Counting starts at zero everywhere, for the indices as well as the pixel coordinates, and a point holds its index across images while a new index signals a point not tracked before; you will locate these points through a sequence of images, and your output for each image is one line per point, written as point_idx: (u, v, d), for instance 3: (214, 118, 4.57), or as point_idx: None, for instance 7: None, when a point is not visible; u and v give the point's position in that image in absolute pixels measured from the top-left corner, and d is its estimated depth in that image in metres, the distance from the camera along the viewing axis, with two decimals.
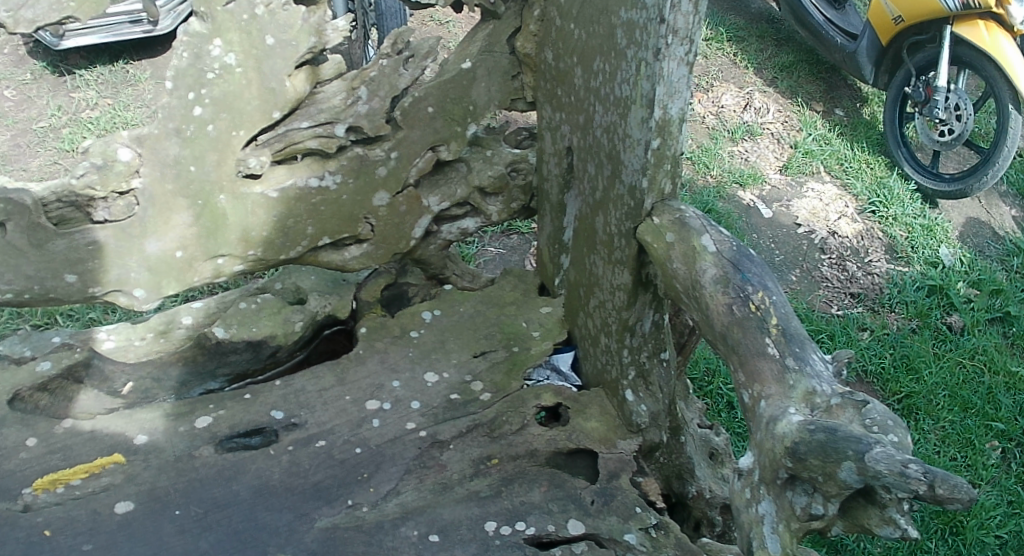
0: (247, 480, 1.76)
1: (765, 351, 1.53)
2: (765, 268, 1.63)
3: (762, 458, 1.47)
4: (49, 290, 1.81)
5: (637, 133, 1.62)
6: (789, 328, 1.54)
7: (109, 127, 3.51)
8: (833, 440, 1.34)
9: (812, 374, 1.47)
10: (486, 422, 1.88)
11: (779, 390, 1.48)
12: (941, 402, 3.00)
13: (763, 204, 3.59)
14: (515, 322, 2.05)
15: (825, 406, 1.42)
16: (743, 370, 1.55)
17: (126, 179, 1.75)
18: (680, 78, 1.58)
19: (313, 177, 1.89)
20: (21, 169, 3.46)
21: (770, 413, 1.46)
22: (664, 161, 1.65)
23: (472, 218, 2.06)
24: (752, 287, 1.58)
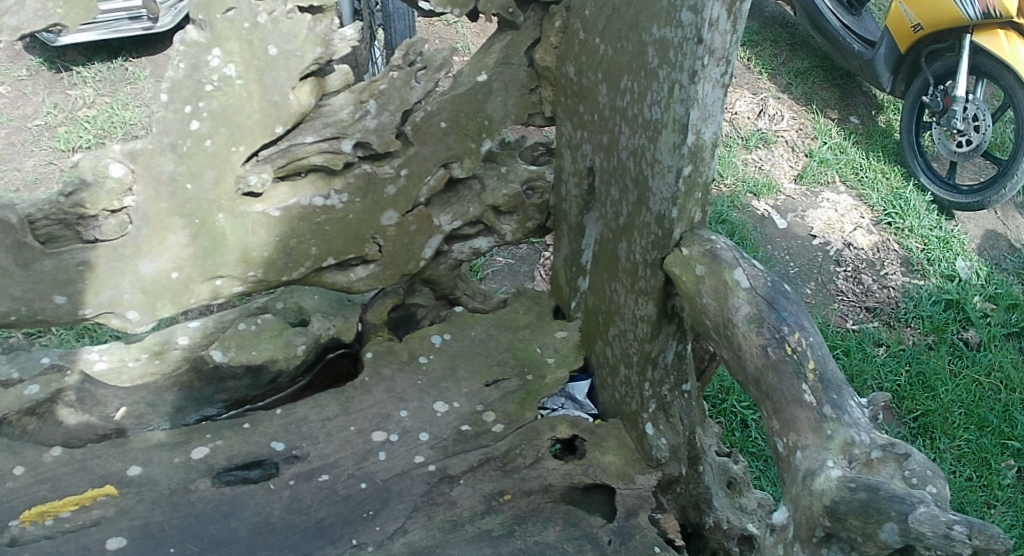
0: (246, 517, 1.65)
1: (801, 398, 1.43)
2: (801, 306, 1.54)
3: (797, 513, 1.38)
4: (37, 311, 1.70)
5: (668, 159, 1.52)
6: (827, 373, 1.45)
7: (111, 129, 3.47)
8: (875, 500, 1.26)
9: (850, 423, 1.38)
10: (499, 456, 1.78)
11: (816, 441, 1.39)
12: (957, 421, 2.89)
13: (778, 214, 3.50)
14: (529, 348, 1.95)
15: (865, 459, 1.33)
16: (778, 417, 1.45)
17: (118, 197, 1.64)
18: (715, 100, 1.47)
19: (318, 196, 1.78)
20: (14, 169, 3.35)
21: (807, 466, 1.37)
22: (695, 189, 1.56)
23: (484, 238, 1.96)
24: (789, 327, 1.48)
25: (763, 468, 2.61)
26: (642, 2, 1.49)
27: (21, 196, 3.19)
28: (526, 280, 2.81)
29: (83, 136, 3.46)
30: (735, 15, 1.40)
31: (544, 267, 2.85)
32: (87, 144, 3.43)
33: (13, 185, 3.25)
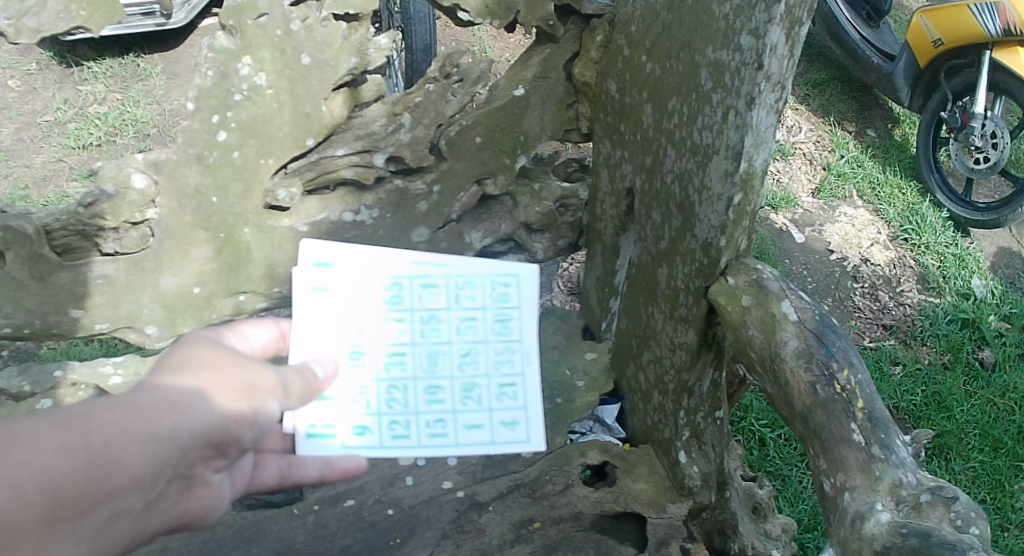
0: (268, 543, 1.59)
1: (850, 437, 1.38)
2: (849, 342, 1.49)
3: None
4: (52, 325, 1.62)
5: (719, 186, 1.49)
6: (876, 412, 1.40)
7: (121, 126, 3.46)
8: (926, 547, 1.18)
9: (899, 464, 1.33)
10: (528, 483, 1.72)
11: (865, 483, 1.33)
12: (972, 442, 2.85)
13: (796, 228, 3.47)
14: (559, 370, 1.88)
15: (913, 502, 1.27)
16: (826, 456, 1.40)
17: (140, 209, 1.58)
18: (768, 127, 1.43)
19: (347, 211, 1.73)
20: (24, 165, 3.31)
21: (856, 509, 1.30)
22: (744, 217, 1.52)
23: (514, 255, 1.89)
24: (837, 363, 1.44)
25: (782, 488, 2.57)
26: (697, 22, 1.45)
27: (30, 195, 3.17)
28: (543, 291, 2.82)
29: (93, 133, 3.43)
30: (794, 40, 1.34)
31: (563, 279, 2.84)
32: (99, 142, 3.40)
33: (22, 183, 3.22)
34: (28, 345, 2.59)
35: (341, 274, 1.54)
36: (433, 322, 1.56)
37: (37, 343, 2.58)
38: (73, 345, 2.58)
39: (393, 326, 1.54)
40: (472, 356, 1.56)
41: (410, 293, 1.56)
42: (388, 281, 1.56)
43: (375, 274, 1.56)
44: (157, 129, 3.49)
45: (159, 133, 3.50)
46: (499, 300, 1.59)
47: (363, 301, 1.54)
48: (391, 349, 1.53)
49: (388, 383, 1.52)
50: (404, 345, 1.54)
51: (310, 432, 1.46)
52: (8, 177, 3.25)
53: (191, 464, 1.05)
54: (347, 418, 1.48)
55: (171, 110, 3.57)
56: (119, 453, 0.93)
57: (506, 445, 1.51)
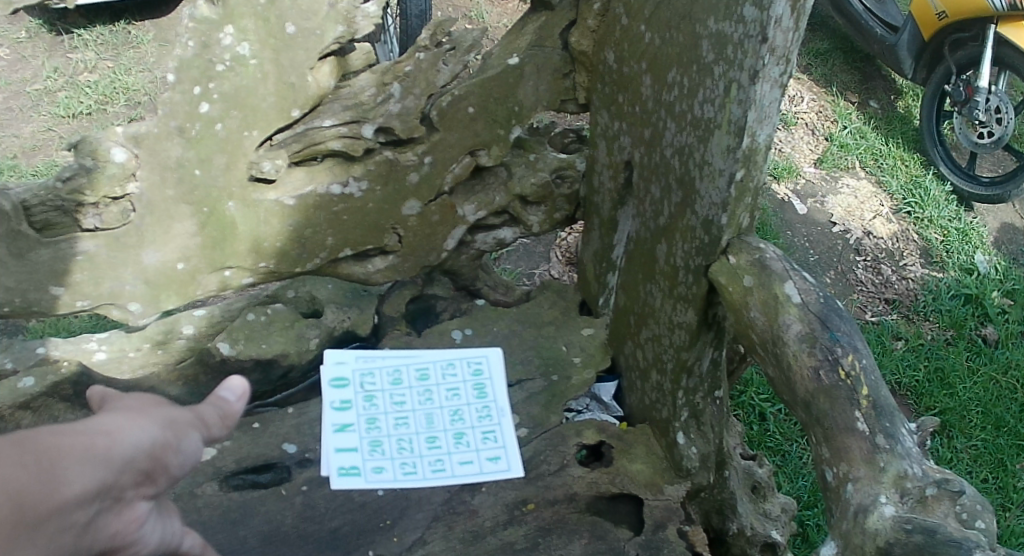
0: (256, 525, 1.54)
1: (853, 426, 1.34)
2: (854, 327, 1.45)
3: (846, 550, 1.26)
4: (31, 303, 1.56)
5: (720, 162, 1.43)
6: (881, 400, 1.36)
7: (111, 93, 3.38)
8: (932, 544, 1.16)
9: (904, 455, 1.29)
10: (523, 463, 1.67)
11: (869, 473, 1.29)
12: (974, 420, 2.82)
13: (798, 199, 3.41)
14: (555, 347, 1.84)
15: (919, 495, 1.23)
16: (828, 445, 1.36)
17: (119, 184, 1.51)
18: (772, 101, 1.36)
19: (335, 183, 1.64)
20: (12, 135, 3.23)
21: (859, 501, 1.26)
22: (746, 194, 1.47)
23: (510, 228, 1.82)
24: (842, 349, 1.40)
25: (781, 463, 2.53)
26: None
27: (18, 164, 3.08)
28: (541, 262, 2.77)
29: (84, 102, 3.35)
30: (799, 12, 1.28)
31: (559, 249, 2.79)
32: (88, 110, 3.32)
33: (11, 152, 3.15)
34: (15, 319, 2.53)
35: (337, 367, 1.66)
36: (428, 390, 1.67)
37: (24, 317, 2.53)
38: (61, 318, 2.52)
39: (396, 403, 1.64)
40: (458, 414, 1.66)
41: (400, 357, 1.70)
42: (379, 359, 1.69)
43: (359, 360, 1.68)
44: (148, 97, 3.41)
45: (150, 101, 3.42)
46: (476, 375, 1.73)
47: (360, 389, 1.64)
48: (396, 423, 1.62)
49: (397, 439, 1.60)
50: (405, 411, 1.64)
51: (341, 472, 1.54)
52: None
53: (123, 496, 0.85)
54: (369, 459, 1.57)
55: (162, 77, 3.47)
56: (63, 470, 0.77)
57: (493, 474, 1.59)
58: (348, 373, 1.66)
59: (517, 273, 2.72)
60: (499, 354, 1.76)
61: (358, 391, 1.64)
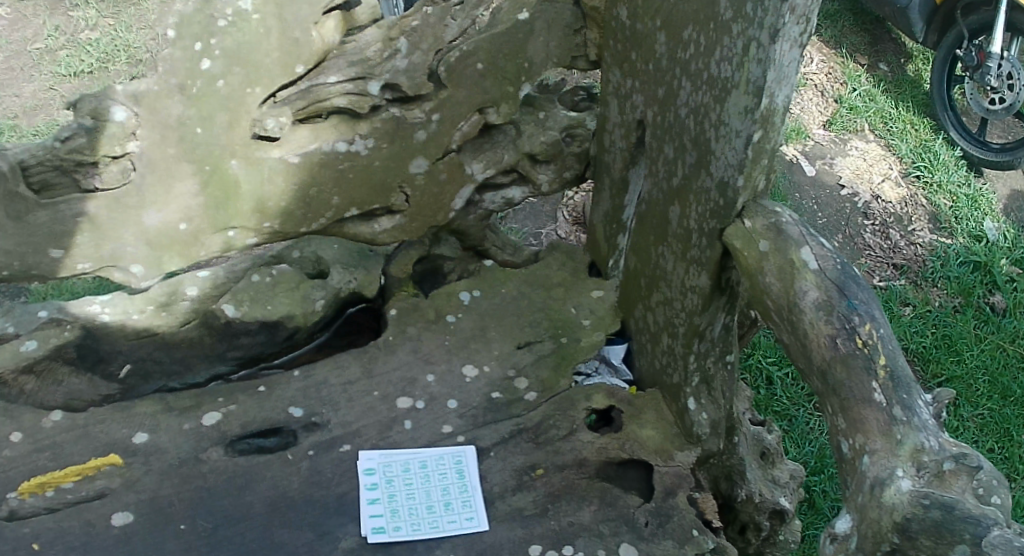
0: (262, 491, 1.53)
1: (870, 397, 1.32)
2: (870, 293, 1.43)
3: (862, 526, 1.24)
4: (31, 267, 1.53)
5: (737, 122, 1.40)
6: (898, 370, 1.34)
7: (112, 52, 3.33)
8: (949, 520, 1.14)
9: (921, 428, 1.27)
10: (531, 427, 1.65)
11: (885, 446, 1.27)
12: (980, 388, 2.79)
13: (806, 161, 3.36)
14: (564, 309, 1.81)
15: (936, 469, 1.21)
16: (845, 416, 1.34)
17: (120, 143, 1.48)
18: (791, 61, 1.33)
19: (341, 141, 1.60)
20: (13, 95, 3.19)
21: (875, 475, 1.25)
22: (762, 156, 1.43)
23: (518, 187, 1.78)
24: (859, 318, 1.38)
25: (789, 428, 2.50)
26: None
27: (19, 125, 3.06)
28: (548, 221, 2.74)
29: (85, 60, 3.30)
30: None
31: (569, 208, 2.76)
32: (90, 69, 3.27)
33: (13, 113, 3.11)
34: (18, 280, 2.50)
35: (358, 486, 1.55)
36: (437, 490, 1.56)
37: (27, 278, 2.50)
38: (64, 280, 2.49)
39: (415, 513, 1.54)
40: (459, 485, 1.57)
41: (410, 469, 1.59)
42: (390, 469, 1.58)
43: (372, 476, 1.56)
44: (151, 55, 3.36)
45: (151, 59, 3.35)
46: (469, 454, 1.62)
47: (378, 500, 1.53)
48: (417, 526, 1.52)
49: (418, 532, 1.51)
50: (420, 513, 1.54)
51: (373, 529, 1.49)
52: None
53: None
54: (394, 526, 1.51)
55: (163, 35, 3.40)
56: None
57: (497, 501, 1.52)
58: (377, 464, 1.58)
59: (523, 233, 2.70)
60: (475, 456, 1.61)
61: (383, 486, 1.55)
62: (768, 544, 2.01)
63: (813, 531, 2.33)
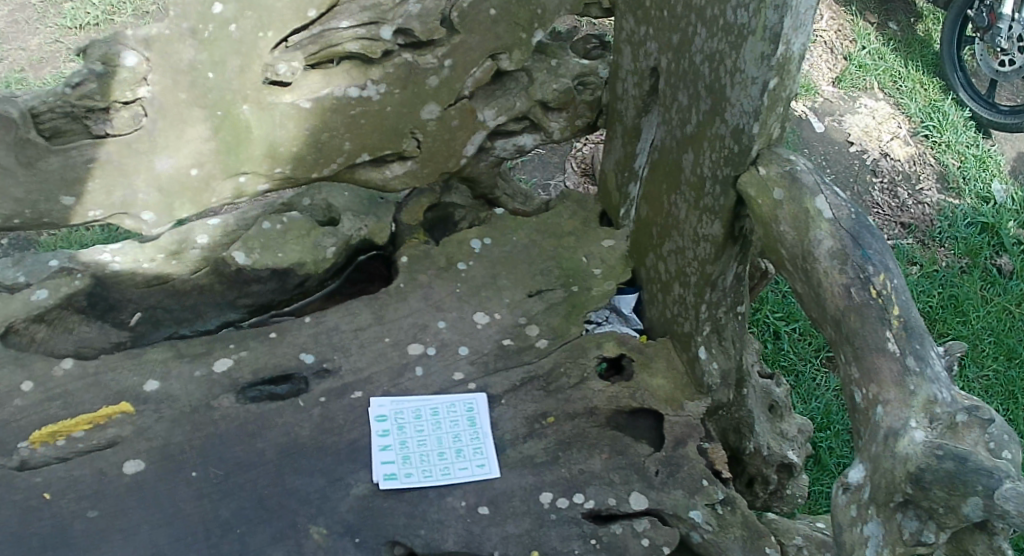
0: (273, 437, 1.53)
1: (884, 347, 1.33)
2: (884, 244, 1.43)
3: (876, 475, 1.26)
4: (43, 214, 1.52)
5: (753, 69, 1.39)
6: (911, 320, 1.35)
7: (117, 3, 3.24)
8: (962, 471, 1.15)
9: (934, 379, 1.28)
10: (542, 375, 1.65)
11: (898, 397, 1.28)
12: (986, 349, 2.80)
13: (815, 117, 3.34)
14: (575, 258, 1.81)
15: (948, 421, 1.22)
16: (858, 365, 1.35)
17: (131, 88, 1.46)
18: (807, 9, 1.33)
19: (352, 86, 1.59)
20: (18, 47, 3.10)
21: (889, 425, 1.27)
22: (778, 104, 1.43)
23: (530, 135, 1.78)
24: (873, 268, 1.38)
25: (796, 383, 2.52)
26: None
27: (27, 77, 2.98)
28: (557, 172, 2.73)
29: (90, 11, 3.21)
30: None
31: (576, 160, 2.74)
32: (96, 21, 3.19)
33: (18, 64, 3.03)
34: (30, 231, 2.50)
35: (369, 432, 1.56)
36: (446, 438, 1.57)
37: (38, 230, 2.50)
38: (75, 230, 2.48)
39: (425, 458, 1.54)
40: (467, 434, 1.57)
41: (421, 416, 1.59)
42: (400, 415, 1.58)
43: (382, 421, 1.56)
44: (157, 6, 3.26)
45: (159, 11, 3.24)
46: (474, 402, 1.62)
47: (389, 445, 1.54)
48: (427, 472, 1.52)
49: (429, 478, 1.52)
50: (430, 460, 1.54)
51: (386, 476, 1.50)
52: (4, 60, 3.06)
53: None
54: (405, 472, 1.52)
55: None
56: None
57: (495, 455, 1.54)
58: (388, 410, 1.58)
59: (532, 183, 2.69)
60: (486, 403, 1.61)
61: (395, 433, 1.56)
62: (775, 498, 2.07)
63: (818, 487, 2.33)
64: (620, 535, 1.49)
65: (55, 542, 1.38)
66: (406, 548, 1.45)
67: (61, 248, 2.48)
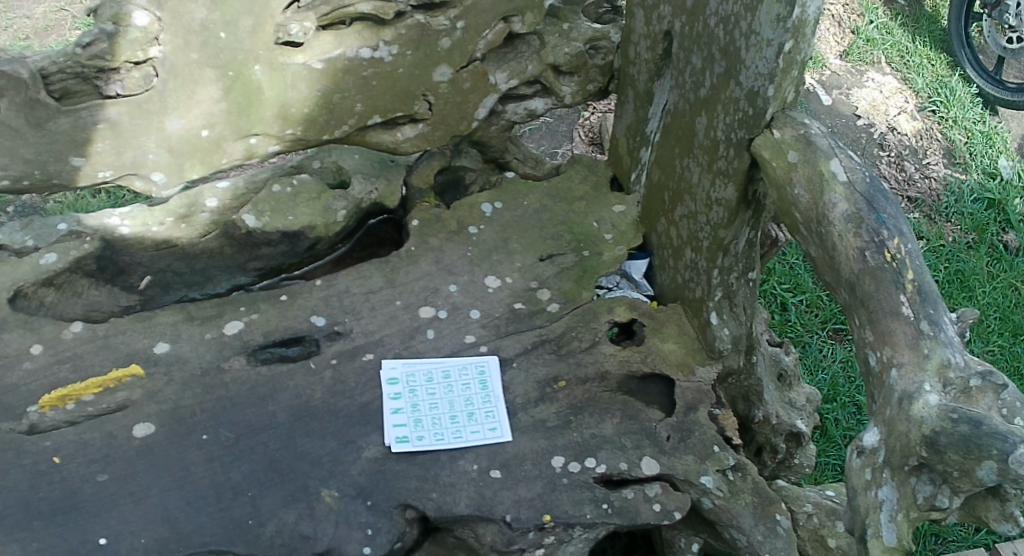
0: (284, 400, 1.53)
1: (898, 310, 1.31)
2: (898, 210, 1.42)
3: (889, 438, 1.24)
4: (52, 176, 1.51)
5: (769, 31, 1.38)
6: (925, 285, 1.33)
7: None
8: (977, 435, 1.13)
9: (947, 343, 1.26)
10: (554, 338, 1.65)
11: (912, 360, 1.26)
12: (992, 325, 2.79)
13: (822, 90, 3.34)
14: (586, 223, 1.80)
15: (962, 386, 1.21)
16: (872, 329, 1.33)
17: (142, 48, 1.45)
18: None
19: (364, 47, 1.58)
20: (24, 15, 3.03)
21: (903, 388, 1.24)
22: (793, 66, 1.42)
23: (541, 99, 1.78)
24: (888, 232, 1.37)
25: (803, 355, 2.52)
26: None
27: (33, 45, 2.90)
28: (565, 141, 2.72)
29: None
30: None
31: (584, 130, 2.74)
32: None
33: (23, 31, 2.96)
34: (37, 198, 2.49)
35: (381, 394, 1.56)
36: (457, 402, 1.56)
37: (45, 197, 2.49)
38: (80, 197, 2.47)
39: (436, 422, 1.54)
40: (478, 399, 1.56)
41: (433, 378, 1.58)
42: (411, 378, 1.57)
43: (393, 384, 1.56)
44: None
45: None
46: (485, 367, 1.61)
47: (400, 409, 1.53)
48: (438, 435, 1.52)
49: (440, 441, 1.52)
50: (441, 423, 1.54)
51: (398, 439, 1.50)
52: (9, 28, 2.98)
53: None
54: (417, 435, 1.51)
55: None
56: None
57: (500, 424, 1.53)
58: (400, 373, 1.57)
59: (540, 152, 2.69)
60: (497, 366, 1.61)
61: (406, 396, 1.55)
62: (783, 468, 2.07)
63: (825, 458, 2.34)
64: (631, 500, 1.49)
65: (67, 505, 1.38)
66: (417, 511, 1.44)
67: (67, 212, 2.46)
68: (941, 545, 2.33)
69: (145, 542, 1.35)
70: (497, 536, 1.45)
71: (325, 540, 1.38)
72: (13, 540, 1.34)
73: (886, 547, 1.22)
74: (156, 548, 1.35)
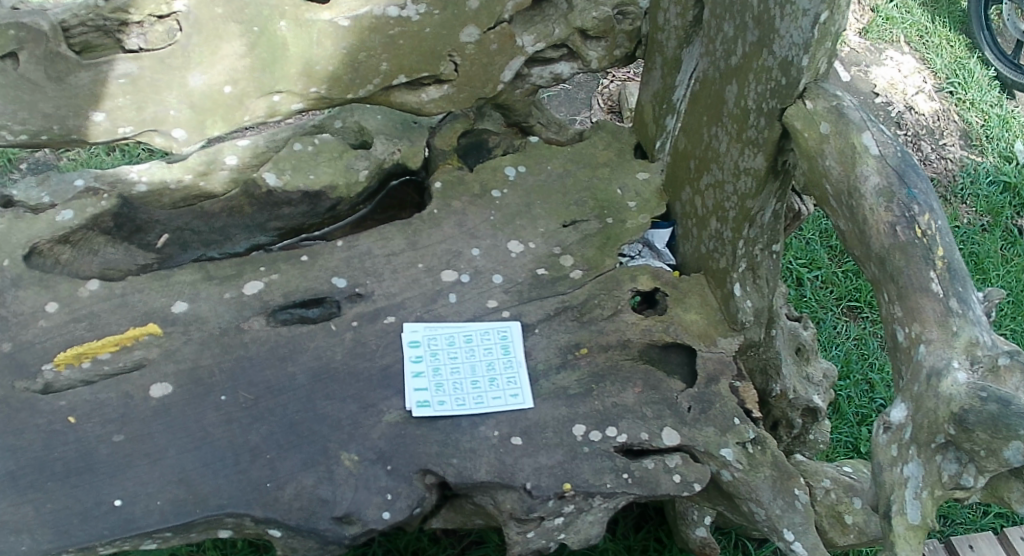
0: (305, 361, 1.51)
1: (928, 287, 1.28)
2: (929, 185, 1.39)
3: (916, 415, 1.21)
4: (71, 132, 1.49)
5: (805, 1, 1.35)
6: (955, 263, 1.30)
7: None
8: (1006, 414, 1.11)
9: (976, 322, 1.24)
10: (576, 306, 1.63)
11: (941, 337, 1.24)
12: (1004, 309, 2.77)
13: (842, 66, 3.30)
14: (610, 189, 1.79)
15: (990, 364, 1.18)
16: (901, 304, 1.30)
17: (165, 1, 1.48)
18: None
19: (392, 5, 1.56)
20: None
21: (932, 364, 1.21)
22: (827, 38, 1.38)
23: (567, 63, 1.75)
24: (919, 207, 1.34)
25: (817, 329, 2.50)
26: None
27: None
28: (583, 108, 2.70)
29: None
30: None
31: (604, 97, 2.73)
32: None
33: None
34: (50, 154, 2.47)
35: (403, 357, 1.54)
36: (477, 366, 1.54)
37: (58, 153, 2.46)
38: (94, 155, 2.45)
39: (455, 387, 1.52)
40: (497, 369, 1.54)
41: (455, 340, 1.57)
42: (431, 342, 1.56)
43: (413, 346, 1.54)
44: None
45: None
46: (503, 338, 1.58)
47: (421, 371, 1.52)
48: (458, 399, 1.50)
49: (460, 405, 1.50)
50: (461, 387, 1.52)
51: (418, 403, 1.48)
52: None
53: None
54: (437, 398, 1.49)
55: None
56: None
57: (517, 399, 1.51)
58: (422, 336, 1.56)
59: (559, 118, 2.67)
60: (520, 331, 1.59)
61: (428, 359, 1.53)
62: (798, 443, 2.06)
63: (837, 435, 2.32)
64: (651, 470, 1.48)
65: (81, 466, 1.36)
66: (437, 477, 1.43)
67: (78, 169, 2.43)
68: (949, 525, 2.32)
69: (161, 505, 1.34)
70: (517, 504, 1.44)
71: (344, 504, 1.37)
72: (27, 501, 1.33)
73: (911, 524, 1.21)
74: (172, 510, 1.34)
